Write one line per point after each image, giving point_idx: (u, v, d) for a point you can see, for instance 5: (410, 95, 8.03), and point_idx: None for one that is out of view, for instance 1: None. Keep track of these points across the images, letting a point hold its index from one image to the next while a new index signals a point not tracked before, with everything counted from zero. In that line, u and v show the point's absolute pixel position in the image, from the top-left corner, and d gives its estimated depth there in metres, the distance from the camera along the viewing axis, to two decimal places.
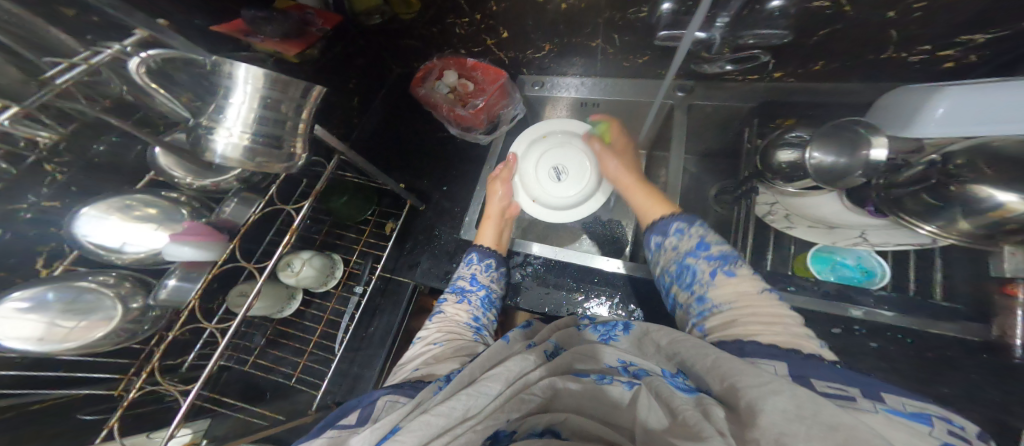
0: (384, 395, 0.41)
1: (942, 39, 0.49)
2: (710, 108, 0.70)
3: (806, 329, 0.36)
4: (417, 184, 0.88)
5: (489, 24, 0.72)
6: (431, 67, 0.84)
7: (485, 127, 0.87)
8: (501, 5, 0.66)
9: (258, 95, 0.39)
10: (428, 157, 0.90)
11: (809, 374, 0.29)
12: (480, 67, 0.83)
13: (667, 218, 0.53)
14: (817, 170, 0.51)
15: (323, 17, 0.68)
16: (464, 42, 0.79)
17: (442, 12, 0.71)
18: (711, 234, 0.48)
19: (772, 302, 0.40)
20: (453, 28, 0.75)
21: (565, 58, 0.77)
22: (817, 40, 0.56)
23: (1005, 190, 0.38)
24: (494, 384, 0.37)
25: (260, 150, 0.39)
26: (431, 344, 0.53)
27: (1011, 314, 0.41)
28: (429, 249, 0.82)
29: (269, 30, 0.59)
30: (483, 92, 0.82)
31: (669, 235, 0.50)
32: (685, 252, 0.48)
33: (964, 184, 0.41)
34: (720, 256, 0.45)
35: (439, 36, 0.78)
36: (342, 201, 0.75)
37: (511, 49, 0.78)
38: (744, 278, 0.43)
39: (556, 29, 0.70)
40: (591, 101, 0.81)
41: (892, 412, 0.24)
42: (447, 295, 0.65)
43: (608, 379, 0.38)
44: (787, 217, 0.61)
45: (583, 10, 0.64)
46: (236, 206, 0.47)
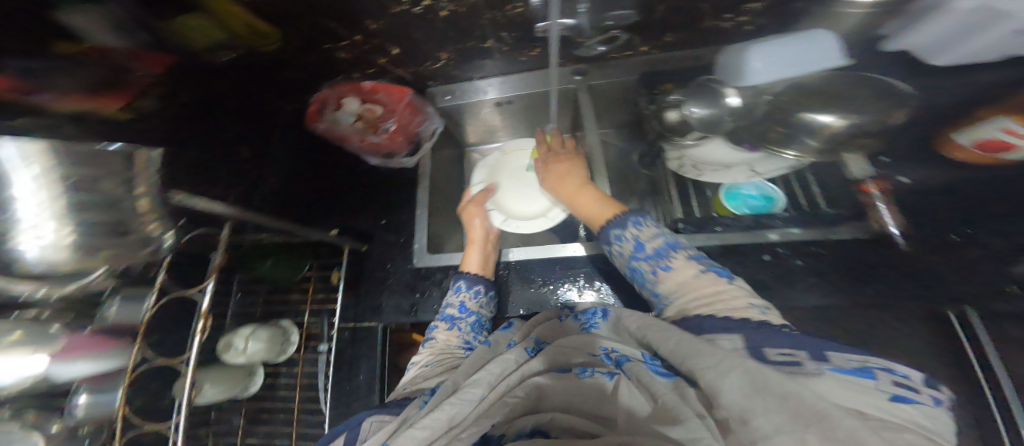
0: (370, 416, 0.41)
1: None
2: (607, 86, 0.74)
3: (747, 300, 0.39)
4: (355, 224, 0.85)
5: (375, 42, 0.71)
6: (326, 97, 0.81)
7: (407, 148, 0.86)
8: (379, 21, 0.66)
9: (55, 179, 0.32)
10: (359, 194, 0.88)
11: (763, 344, 0.30)
12: (380, 89, 0.82)
13: (611, 222, 0.52)
14: (698, 122, 0.58)
15: (142, 58, 0.49)
16: (356, 65, 0.76)
17: (316, 36, 0.66)
18: (651, 230, 0.49)
19: (710, 282, 0.43)
20: (335, 52, 0.72)
21: (463, 65, 0.78)
22: (660, 14, 0.61)
23: (825, 113, 0.49)
24: (477, 389, 0.38)
25: (103, 243, 0.35)
26: (422, 368, 0.55)
27: (874, 206, 0.52)
28: (386, 287, 0.81)
29: (67, 82, 0.41)
30: (393, 114, 0.82)
31: (612, 244, 0.52)
32: (630, 256, 0.50)
33: (800, 113, 0.51)
34: (657, 253, 0.47)
35: (322, 63, 0.74)
36: (268, 266, 0.72)
37: (409, 65, 0.78)
38: (681, 267, 0.45)
39: (444, 35, 0.70)
40: (504, 99, 0.82)
41: (837, 373, 0.24)
42: (438, 323, 0.65)
43: (588, 371, 0.40)
44: (695, 167, 0.65)
45: (465, 16, 0.65)
46: (124, 306, 0.44)
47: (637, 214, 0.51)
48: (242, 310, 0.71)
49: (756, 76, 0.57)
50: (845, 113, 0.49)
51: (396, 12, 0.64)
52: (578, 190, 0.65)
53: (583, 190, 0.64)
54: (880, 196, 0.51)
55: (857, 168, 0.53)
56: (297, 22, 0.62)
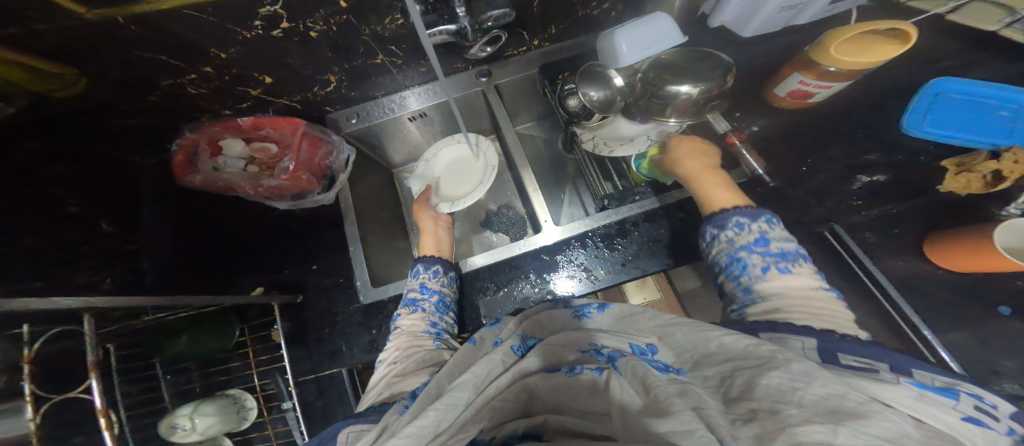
0: (347, 427, 0.39)
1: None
2: (511, 84, 0.76)
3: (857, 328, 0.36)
4: (279, 277, 0.76)
5: (234, 73, 0.62)
6: (197, 142, 0.72)
7: (319, 185, 0.79)
8: (230, 50, 0.57)
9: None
10: (283, 242, 0.80)
11: (838, 347, 0.30)
12: (264, 122, 0.73)
13: (724, 211, 0.50)
14: (592, 104, 0.60)
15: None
16: (223, 101, 0.68)
17: (151, 76, 0.58)
18: (762, 229, 0.46)
19: (828, 300, 0.39)
20: (189, 90, 0.63)
21: (359, 85, 0.74)
22: (537, 10, 0.63)
23: (681, 84, 0.54)
24: (461, 392, 0.36)
25: None
26: (392, 364, 0.53)
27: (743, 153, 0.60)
28: (337, 333, 0.74)
29: None
30: (288, 149, 0.74)
31: (726, 228, 0.48)
32: (741, 246, 0.46)
33: (666, 85, 0.55)
34: (780, 253, 0.44)
35: (171, 99, 0.64)
36: (184, 343, 0.62)
37: (293, 93, 0.71)
38: (801, 275, 0.42)
39: (326, 57, 0.64)
40: (417, 112, 0.81)
41: (917, 386, 0.25)
42: (401, 311, 0.64)
43: (578, 368, 0.39)
44: (606, 143, 0.72)
45: (341, 35, 0.60)
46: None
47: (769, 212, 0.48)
48: (176, 391, 0.64)
49: (625, 58, 0.62)
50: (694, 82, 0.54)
51: (247, 38, 0.55)
52: (703, 171, 0.59)
53: (708, 174, 0.59)
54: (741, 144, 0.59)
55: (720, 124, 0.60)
56: (109, 62, 0.53)
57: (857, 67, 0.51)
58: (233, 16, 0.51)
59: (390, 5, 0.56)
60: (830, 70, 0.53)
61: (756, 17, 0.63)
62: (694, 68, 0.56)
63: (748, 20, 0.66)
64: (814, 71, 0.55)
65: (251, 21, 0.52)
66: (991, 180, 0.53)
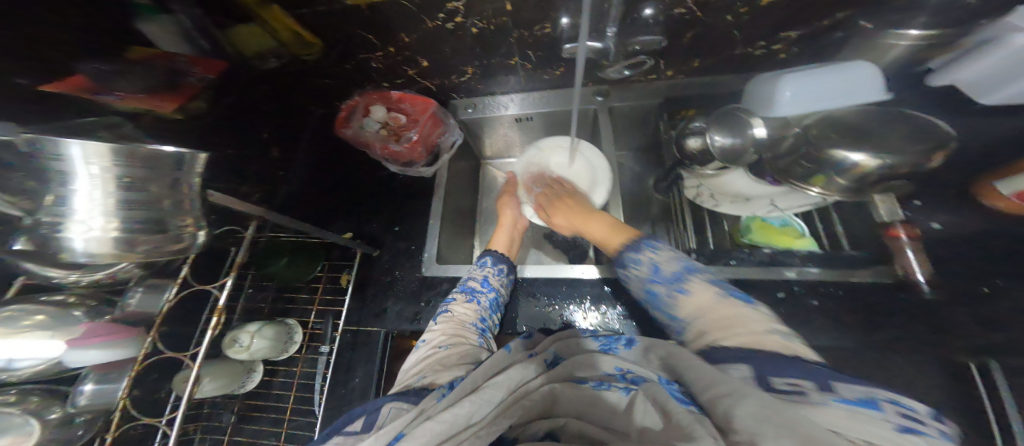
0: (389, 403, 0.40)
1: (772, 31, 0.57)
2: (626, 109, 0.75)
3: (770, 326, 0.37)
4: (366, 229, 0.85)
5: (404, 55, 0.71)
6: (355, 105, 0.83)
7: (426, 158, 0.86)
8: (411, 36, 0.66)
9: (113, 176, 0.33)
10: (373, 198, 0.88)
11: (770, 372, 0.30)
12: (406, 98, 0.83)
13: (632, 242, 0.56)
14: (720, 151, 0.57)
15: (200, 64, 0.63)
16: (386, 76, 0.78)
17: (349, 48, 0.69)
18: (668, 255, 0.51)
19: (736, 306, 0.41)
20: (369, 62, 0.73)
21: (486, 79, 0.80)
22: (688, 41, 0.61)
23: (857, 151, 0.47)
24: (497, 391, 0.38)
25: (140, 237, 0.35)
26: (435, 348, 0.53)
27: (903, 252, 0.50)
28: (392, 293, 0.80)
29: (126, 86, 0.54)
30: (415, 123, 0.82)
31: (629, 268, 0.53)
32: (646, 278, 0.51)
33: (830, 149, 0.49)
34: (674, 276, 0.48)
35: (355, 72, 0.76)
36: (282, 264, 0.74)
37: (435, 77, 0.79)
38: (699, 291, 0.45)
39: (471, 51, 0.71)
40: (524, 115, 0.84)
41: (843, 403, 0.25)
42: (455, 295, 0.65)
43: (604, 385, 0.39)
44: (713, 196, 0.65)
45: (491, 34, 0.66)
46: (144, 296, 0.45)
47: (656, 241, 0.54)
48: (248, 308, 0.72)
49: (784, 107, 0.53)
50: (878, 152, 0.47)
51: (428, 27, 0.64)
52: (587, 217, 0.68)
53: (596, 216, 0.67)
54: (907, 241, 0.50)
55: (885, 210, 0.53)
56: (332, 35, 0.65)
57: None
58: (426, 8, 0.59)
59: (546, 15, 0.60)
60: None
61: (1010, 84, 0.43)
62: (882, 137, 0.48)
63: (998, 86, 0.45)
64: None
65: (437, 13, 0.61)
66: None
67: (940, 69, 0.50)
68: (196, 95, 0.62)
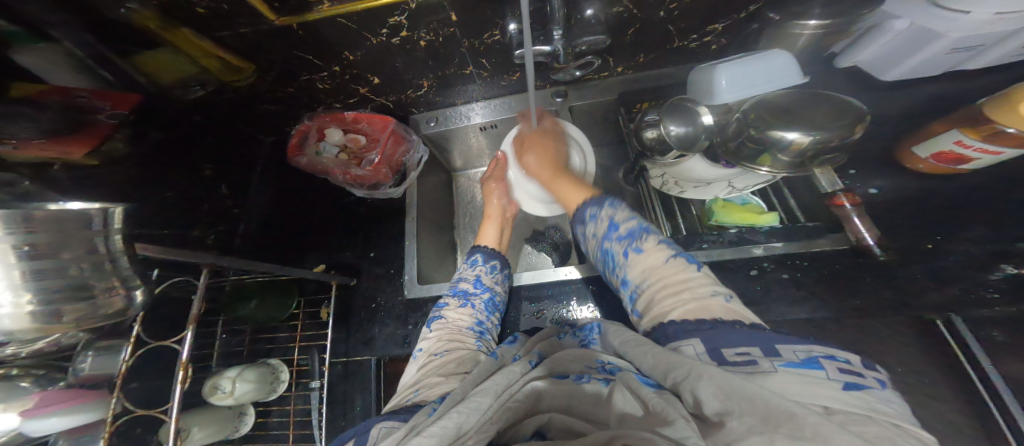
0: (380, 422, 0.40)
1: (706, 22, 0.59)
2: (586, 107, 0.77)
3: (713, 288, 0.39)
4: (340, 257, 0.83)
5: (352, 73, 0.69)
6: (307, 130, 0.81)
7: (393, 179, 0.86)
8: (357, 53, 0.64)
9: (8, 245, 0.27)
10: (346, 225, 0.85)
11: (720, 344, 0.31)
12: (362, 118, 0.81)
13: (583, 205, 0.54)
14: (677, 138, 0.58)
15: (104, 96, 0.54)
16: (333, 96, 0.75)
17: (293, 72, 0.66)
18: (620, 211, 0.50)
19: (677, 270, 0.42)
20: (313, 84, 0.70)
21: (445, 90, 0.80)
22: (630, 38, 0.63)
23: (790, 130, 0.49)
24: (483, 398, 0.37)
25: (69, 306, 0.30)
26: (433, 355, 0.54)
27: (850, 219, 0.53)
28: (377, 321, 0.78)
29: (22, 129, 0.45)
30: (377, 143, 0.81)
31: (586, 223, 0.53)
32: (603, 236, 0.50)
33: (766, 130, 0.50)
34: (629, 234, 0.47)
35: (299, 94, 0.73)
36: (252, 307, 0.70)
37: (389, 93, 0.77)
38: (649, 251, 0.45)
39: (426, 65, 0.71)
40: (490, 123, 0.85)
41: (790, 369, 0.26)
42: (447, 299, 0.64)
43: (584, 378, 0.39)
44: (677, 183, 0.66)
45: (443, 45, 0.66)
46: (99, 358, 0.43)
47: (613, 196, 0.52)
48: (226, 351, 0.70)
49: (723, 94, 0.57)
50: (806, 130, 0.48)
51: (373, 43, 0.62)
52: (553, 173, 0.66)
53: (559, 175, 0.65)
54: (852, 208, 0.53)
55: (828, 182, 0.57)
56: (273, 57, 0.62)
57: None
58: (368, 25, 0.57)
59: (492, 22, 0.60)
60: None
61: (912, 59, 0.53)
62: (808, 113, 0.50)
63: (896, 61, 0.55)
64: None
65: (380, 29, 0.59)
66: None
67: (845, 53, 0.60)
68: (108, 135, 0.53)
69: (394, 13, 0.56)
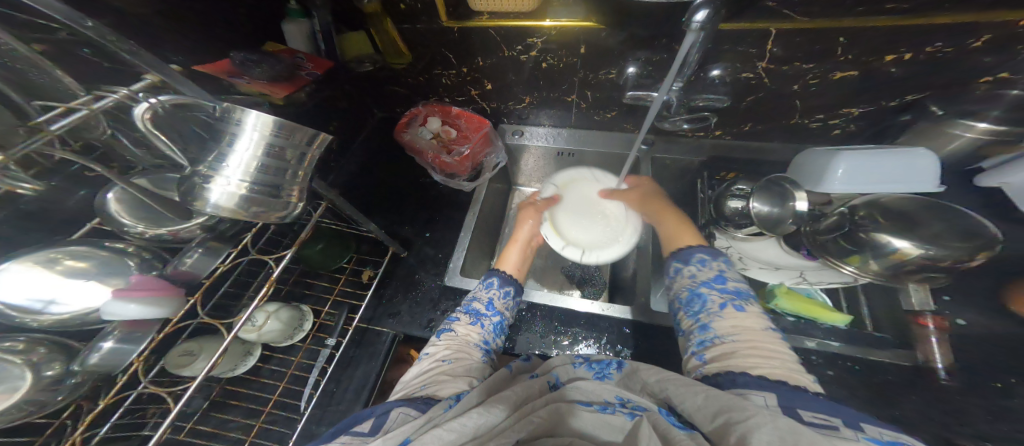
0: (398, 407, 0.42)
1: (825, 107, 0.65)
2: (668, 160, 0.80)
3: (802, 369, 0.40)
4: (400, 230, 0.86)
5: (474, 76, 0.77)
6: (416, 112, 0.88)
7: (468, 174, 0.90)
8: (486, 60, 0.72)
9: (263, 143, 0.41)
10: (412, 203, 0.90)
11: (797, 404, 0.33)
12: (463, 115, 0.88)
13: (692, 248, 0.57)
14: (759, 216, 0.62)
15: (315, 61, 0.71)
16: (449, 92, 0.84)
17: (426, 61, 0.75)
18: (730, 272, 0.53)
19: (776, 338, 0.43)
20: (440, 78, 0.79)
21: (539, 110, 0.85)
22: (748, 104, 0.68)
23: (900, 238, 0.50)
24: (502, 405, 0.39)
25: (257, 198, 0.40)
26: (440, 361, 0.52)
27: (927, 341, 0.52)
28: (410, 298, 0.80)
29: (258, 73, 0.62)
30: (467, 140, 0.87)
31: (689, 264, 0.55)
32: (700, 282, 0.52)
33: (868, 232, 0.53)
34: (733, 290, 0.50)
35: (426, 84, 0.82)
36: (315, 249, 0.75)
37: (493, 101, 0.84)
38: (750, 314, 0.47)
39: (535, 84, 0.77)
40: (567, 151, 0.89)
41: (873, 441, 0.28)
42: (459, 314, 0.62)
43: (610, 409, 0.41)
44: (742, 259, 0.67)
45: (559, 70, 0.71)
46: (199, 258, 0.45)
47: (725, 256, 0.57)
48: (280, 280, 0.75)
49: (833, 184, 0.59)
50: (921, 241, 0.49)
51: (504, 56, 0.70)
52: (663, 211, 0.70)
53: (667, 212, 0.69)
54: (934, 331, 0.52)
55: (916, 298, 0.54)
56: (418, 48, 0.72)
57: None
58: (508, 39, 0.66)
59: (613, 62, 0.66)
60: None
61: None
62: (912, 224, 0.51)
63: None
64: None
65: (516, 45, 0.67)
66: None
67: (990, 172, 0.53)
68: (303, 86, 0.68)
69: (533, 35, 0.64)
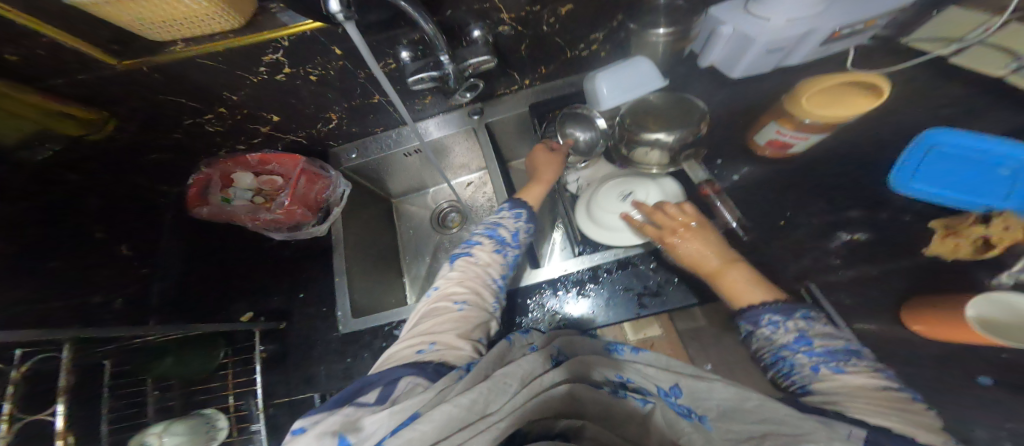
0: (407, 375, 0.35)
1: (585, 35, 0.68)
2: (500, 121, 0.82)
3: (937, 434, 0.29)
4: (267, 303, 0.76)
5: (244, 112, 0.68)
6: (207, 177, 0.76)
7: (314, 217, 0.81)
8: (237, 93, 0.63)
9: None
10: (268, 269, 0.80)
11: (886, 440, 0.27)
12: (270, 158, 0.79)
13: (765, 306, 0.45)
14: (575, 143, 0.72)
15: None
16: (233, 138, 0.74)
17: (176, 116, 0.64)
18: (824, 330, 0.41)
19: (912, 410, 0.32)
20: (204, 128, 0.69)
21: (358, 120, 0.79)
22: (525, 52, 0.70)
23: (659, 133, 0.61)
24: (511, 381, 0.33)
25: None
26: (451, 301, 0.49)
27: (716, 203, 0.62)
28: (315, 359, 0.71)
29: None
30: (288, 185, 0.77)
31: (759, 325, 0.44)
32: (781, 345, 0.42)
33: (640, 134, 0.62)
34: (828, 352, 0.39)
35: (189, 139, 0.70)
36: (169, 364, 0.59)
37: (297, 130, 0.77)
38: (866, 379, 0.35)
39: (327, 98, 0.70)
40: (411, 149, 0.85)
41: None
42: (479, 238, 0.58)
43: (621, 393, 0.37)
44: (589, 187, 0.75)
45: (337, 78, 0.65)
46: None
47: (806, 307, 0.44)
48: (160, 407, 0.59)
49: (606, 100, 0.65)
50: (669, 131, 0.61)
51: (252, 82, 0.61)
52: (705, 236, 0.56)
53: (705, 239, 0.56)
54: (715, 195, 0.62)
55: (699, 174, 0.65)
56: (128, 102, 0.59)
57: (829, 121, 0.50)
58: (239, 63, 0.57)
59: (382, 51, 0.61)
60: (805, 122, 0.52)
61: (743, 59, 0.63)
62: (669, 116, 0.62)
63: (736, 61, 0.65)
64: (792, 121, 0.54)
65: (256, 67, 0.58)
66: (982, 245, 0.43)
67: (703, 52, 0.68)
68: None
69: (266, 52, 0.56)
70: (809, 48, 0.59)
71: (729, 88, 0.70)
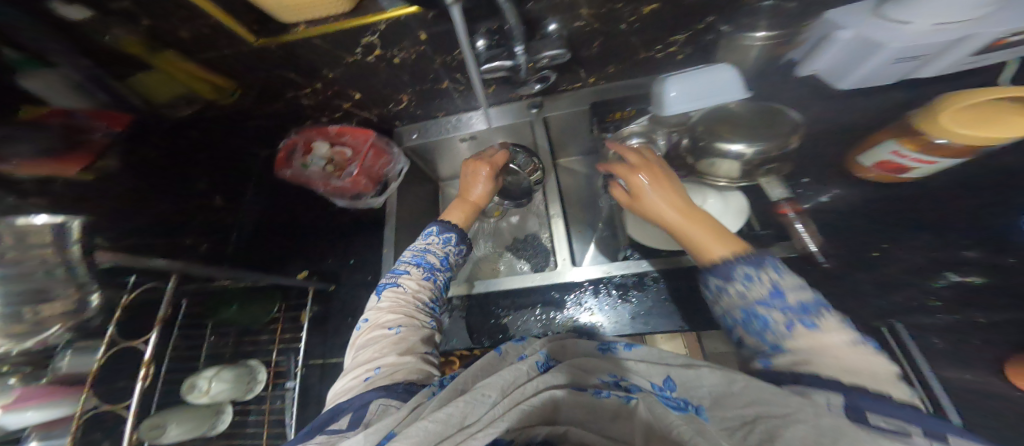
0: (377, 398, 0.38)
1: (663, 37, 0.66)
2: (559, 117, 0.82)
3: (906, 391, 0.27)
4: (321, 265, 0.82)
5: (334, 89, 0.73)
6: (293, 143, 0.83)
7: (373, 189, 0.85)
8: (335, 71, 0.68)
9: None
10: (325, 231, 0.86)
11: (863, 404, 0.25)
12: (345, 131, 0.85)
13: (732, 259, 0.41)
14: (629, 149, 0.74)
15: (102, 116, 0.55)
16: (321, 111, 0.81)
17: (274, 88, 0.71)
18: (788, 278, 0.37)
19: (880, 366, 0.29)
20: (300, 100, 0.76)
21: (426, 104, 0.82)
22: (597, 50, 0.69)
23: (734, 142, 0.57)
24: (489, 392, 0.33)
25: None
26: (383, 329, 0.48)
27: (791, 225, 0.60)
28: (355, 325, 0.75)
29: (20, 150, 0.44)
30: (357, 157, 0.83)
31: (732, 281, 0.40)
32: (753, 300, 0.38)
33: (716, 142, 0.58)
34: (801, 305, 0.35)
35: (289, 110, 0.78)
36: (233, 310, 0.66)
37: (372, 108, 0.82)
38: (835, 333, 0.32)
39: (402, 80, 0.73)
40: (468, 135, 0.87)
41: None
42: (403, 266, 0.57)
43: (603, 392, 0.35)
44: None
45: (415, 62, 0.68)
46: (76, 356, 0.42)
47: (774, 257, 0.40)
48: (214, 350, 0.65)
49: (674, 105, 0.62)
50: (747, 142, 0.56)
51: (348, 62, 0.66)
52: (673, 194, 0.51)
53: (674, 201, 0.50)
54: (793, 217, 0.60)
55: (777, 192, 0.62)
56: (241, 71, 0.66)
57: (974, 144, 0.44)
58: (338, 44, 0.61)
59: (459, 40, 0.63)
60: (938, 142, 0.46)
61: (859, 68, 0.56)
62: (750, 129, 0.58)
63: (848, 70, 0.58)
64: (918, 140, 0.48)
65: (353, 48, 0.62)
66: None
67: (802, 62, 0.64)
68: (105, 151, 0.54)
69: (366, 33, 0.60)
70: (958, 56, 0.50)
71: (818, 104, 0.65)
